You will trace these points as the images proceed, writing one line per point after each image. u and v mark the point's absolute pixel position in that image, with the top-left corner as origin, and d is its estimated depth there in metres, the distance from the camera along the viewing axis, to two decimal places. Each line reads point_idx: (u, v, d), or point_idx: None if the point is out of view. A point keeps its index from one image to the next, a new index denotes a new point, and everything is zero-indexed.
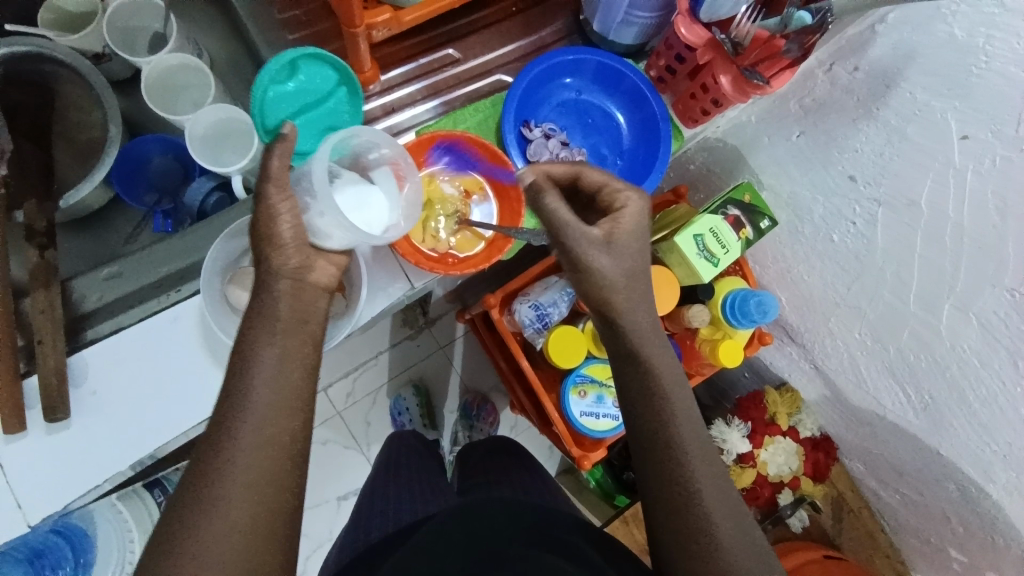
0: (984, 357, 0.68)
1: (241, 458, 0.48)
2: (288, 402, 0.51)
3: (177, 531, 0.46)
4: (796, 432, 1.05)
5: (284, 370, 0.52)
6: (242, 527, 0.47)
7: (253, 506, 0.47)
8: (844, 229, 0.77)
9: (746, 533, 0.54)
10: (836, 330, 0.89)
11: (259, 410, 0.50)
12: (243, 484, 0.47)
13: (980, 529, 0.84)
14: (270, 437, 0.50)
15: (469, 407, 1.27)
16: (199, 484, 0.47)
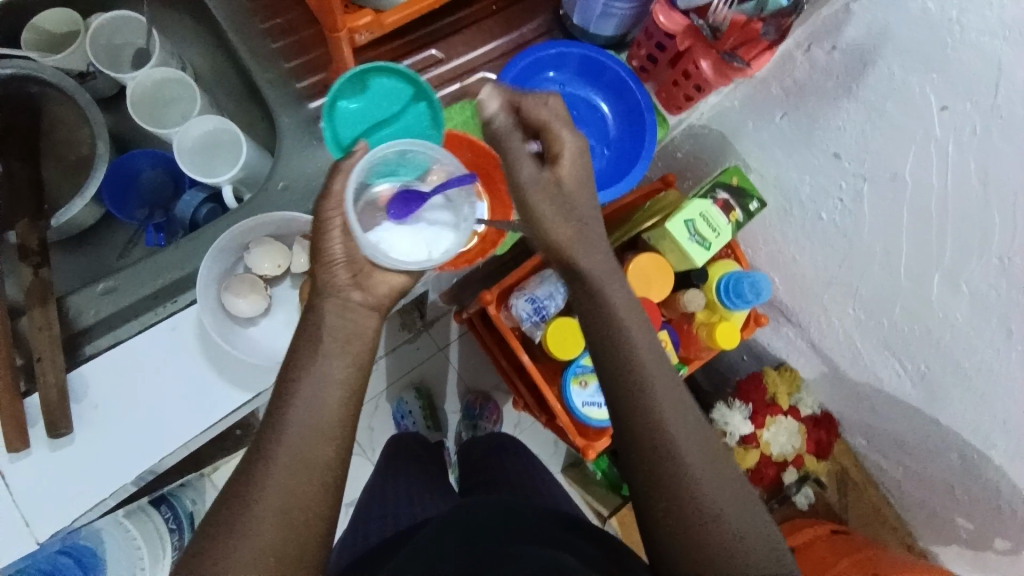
0: (976, 326, 0.69)
1: (275, 481, 0.51)
2: (323, 428, 0.53)
3: (219, 539, 0.49)
4: (796, 411, 1.07)
5: (324, 395, 0.55)
6: (270, 551, 0.49)
7: (284, 532, 0.50)
8: (831, 207, 0.77)
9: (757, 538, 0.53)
10: (830, 308, 0.89)
11: (296, 434, 0.53)
12: (277, 504, 0.50)
13: (983, 495, 0.85)
14: (304, 463, 0.52)
15: (470, 407, 1.31)
16: (237, 504, 0.50)
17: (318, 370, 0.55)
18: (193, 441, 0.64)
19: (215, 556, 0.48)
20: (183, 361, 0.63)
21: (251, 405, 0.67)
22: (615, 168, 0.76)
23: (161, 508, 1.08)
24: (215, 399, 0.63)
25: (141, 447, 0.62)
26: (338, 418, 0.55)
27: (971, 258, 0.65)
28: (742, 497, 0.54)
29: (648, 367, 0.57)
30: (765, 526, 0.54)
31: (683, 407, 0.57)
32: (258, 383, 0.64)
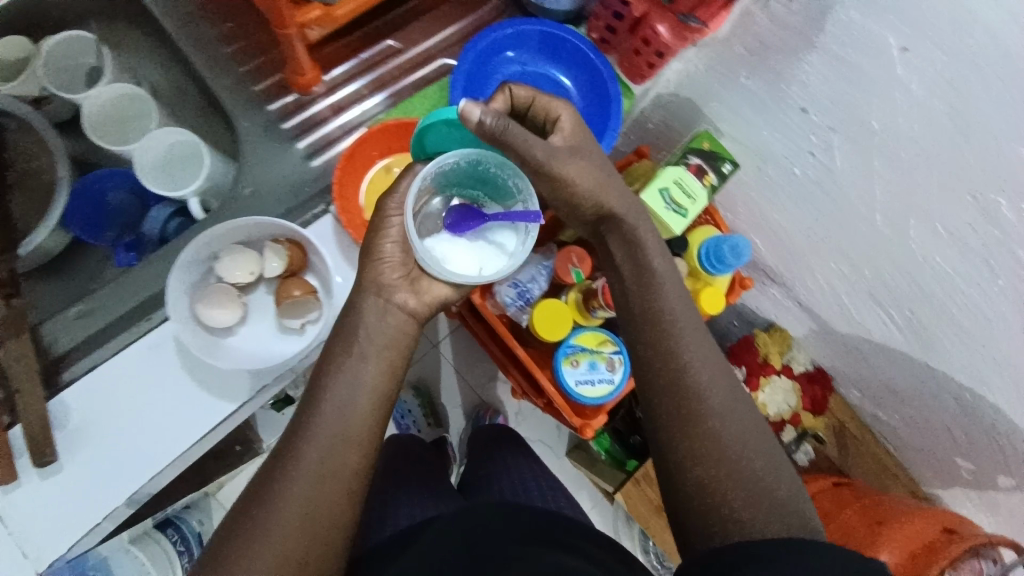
0: (959, 266, 0.70)
1: (300, 484, 0.53)
2: (348, 435, 0.56)
3: (244, 532, 0.51)
4: (789, 369, 1.08)
5: (350, 402, 0.57)
6: (291, 553, 0.50)
7: (303, 539, 0.51)
8: (805, 161, 0.77)
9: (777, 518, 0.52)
10: (814, 265, 0.90)
11: (324, 436, 0.55)
12: (300, 502, 0.52)
13: (982, 434, 0.86)
14: (328, 470, 0.54)
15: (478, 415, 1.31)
16: (260, 505, 0.52)
17: (343, 375, 0.58)
18: (183, 458, 0.63)
19: (234, 554, 0.50)
20: (163, 378, 0.62)
21: (239, 417, 0.65)
22: None
23: (167, 530, 1.10)
24: (199, 414, 0.62)
25: (131, 470, 0.61)
26: (362, 427, 0.57)
27: (947, 198, 0.65)
28: (774, 472, 0.55)
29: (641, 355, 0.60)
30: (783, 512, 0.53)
31: (737, 402, 0.58)
32: (241, 394, 0.62)
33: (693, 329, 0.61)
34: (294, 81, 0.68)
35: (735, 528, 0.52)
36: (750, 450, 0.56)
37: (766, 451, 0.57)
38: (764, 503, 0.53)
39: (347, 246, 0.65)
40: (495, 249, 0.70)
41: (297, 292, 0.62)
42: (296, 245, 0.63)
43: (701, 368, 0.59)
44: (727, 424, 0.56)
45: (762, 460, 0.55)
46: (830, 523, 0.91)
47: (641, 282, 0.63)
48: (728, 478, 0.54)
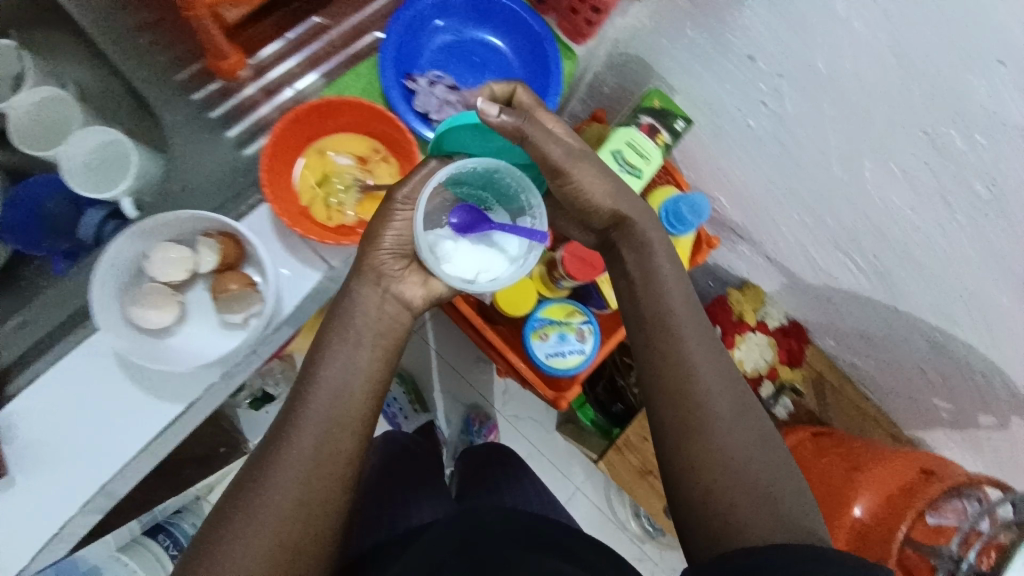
0: (916, 204, 0.68)
1: (291, 469, 0.50)
2: (344, 419, 0.54)
3: (233, 517, 0.48)
4: (765, 325, 1.06)
5: (346, 386, 0.55)
6: (281, 538, 0.48)
7: (295, 527, 0.49)
8: (757, 112, 0.74)
9: (769, 501, 0.51)
10: (777, 218, 0.88)
11: (316, 420, 0.53)
12: (291, 487, 0.50)
13: (957, 373, 0.86)
14: (323, 458, 0.52)
15: (470, 424, 1.31)
16: (252, 489, 0.49)
17: (338, 356, 0.56)
18: (138, 464, 0.62)
19: (221, 539, 0.48)
20: (105, 384, 0.60)
21: (189, 415, 0.64)
22: None
23: (159, 536, 1.09)
24: (146, 417, 0.61)
25: (83, 477, 0.59)
26: (357, 413, 0.55)
27: (899, 136, 0.63)
28: (767, 453, 0.54)
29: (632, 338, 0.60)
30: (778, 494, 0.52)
31: (747, 410, 0.56)
32: (187, 392, 0.61)
33: (702, 334, 0.58)
34: (216, 67, 0.64)
35: (725, 500, 0.51)
36: (759, 459, 0.53)
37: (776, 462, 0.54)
38: (771, 516, 0.50)
39: (285, 234, 0.62)
40: (499, 258, 0.64)
41: (234, 287, 0.59)
42: (227, 238, 0.59)
43: (707, 370, 0.56)
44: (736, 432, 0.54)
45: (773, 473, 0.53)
46: (811, 469, 0.91)
47: (632, 257, 0.61)
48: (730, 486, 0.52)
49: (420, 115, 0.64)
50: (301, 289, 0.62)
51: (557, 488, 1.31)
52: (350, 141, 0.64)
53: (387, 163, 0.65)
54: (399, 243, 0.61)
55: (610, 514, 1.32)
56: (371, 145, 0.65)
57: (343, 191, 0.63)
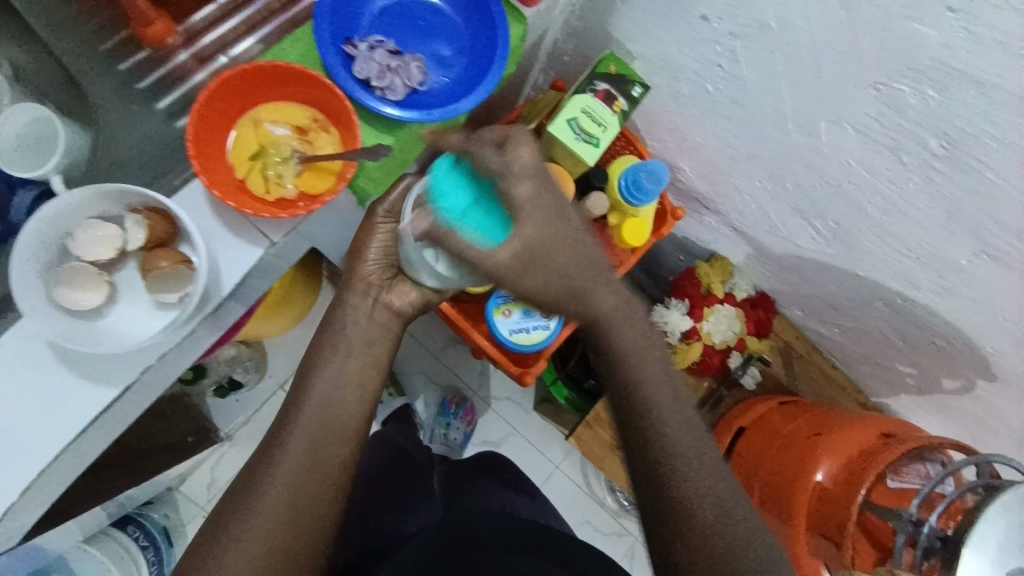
0: (872, 164, 0.67)
1: (285, 471, 0.58)
2: (331, 429, 0.63)
3: (233, 509, 0.56)
4: (733, 297, 1.05)
5: (331, 400, 0.65)
6: (274, 530, 0.55)
7: (283, 528, 0.56)
8: (715, 75, 0.72)
9: (726, 521, 0.55)
10: (740, 185, 0.86)
11: (307, 428, 0.62)
12: (284, 485, 0.57)
13: (919, 337, 0.86)
14: (310, 465, 0.59)
15: (446, 405, 1.28)
16: (253, 483, 0.57)
17: (327, 373, 0.66)
18: (79, 451, 0.59)
19: (224, 527, 0.55)
20: (36, 369, 0.57)
21: (129, 401, 0.61)
22: (469, 79, 0.67)
23: (129, 528, 1.09)
24: (82, 403, 0.58)
25: (17, 466, 0.56)
26: (344, 425, 0.63)
27: (852, 93, 0.62)
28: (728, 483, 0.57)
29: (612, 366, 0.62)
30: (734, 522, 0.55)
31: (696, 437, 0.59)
32: (124, 375, 0.58)
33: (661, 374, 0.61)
34: (145, 34, 0.61)
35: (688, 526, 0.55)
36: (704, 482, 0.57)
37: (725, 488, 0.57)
38: (705, 545, 0.54)
39: (222, 209, 0.59)
40: None
41: (165, 264, 0.57)
42: (156, 213, 0.57)
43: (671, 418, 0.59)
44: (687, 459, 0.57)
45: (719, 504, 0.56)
46: (757, 463, 0.91)
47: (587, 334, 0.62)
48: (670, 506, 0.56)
49: (360, 81, 0.61)
50: (240, 264, 0.60)
51: (534, 466, 1.31)
52: (289, 109, 0.61)
53: (327, 133, 0.61)
54: (385, 254, 0.72)
55: (588, 491, 1.31)
56: (310, 113, 0.62)
57: (281, 162, 0.59)
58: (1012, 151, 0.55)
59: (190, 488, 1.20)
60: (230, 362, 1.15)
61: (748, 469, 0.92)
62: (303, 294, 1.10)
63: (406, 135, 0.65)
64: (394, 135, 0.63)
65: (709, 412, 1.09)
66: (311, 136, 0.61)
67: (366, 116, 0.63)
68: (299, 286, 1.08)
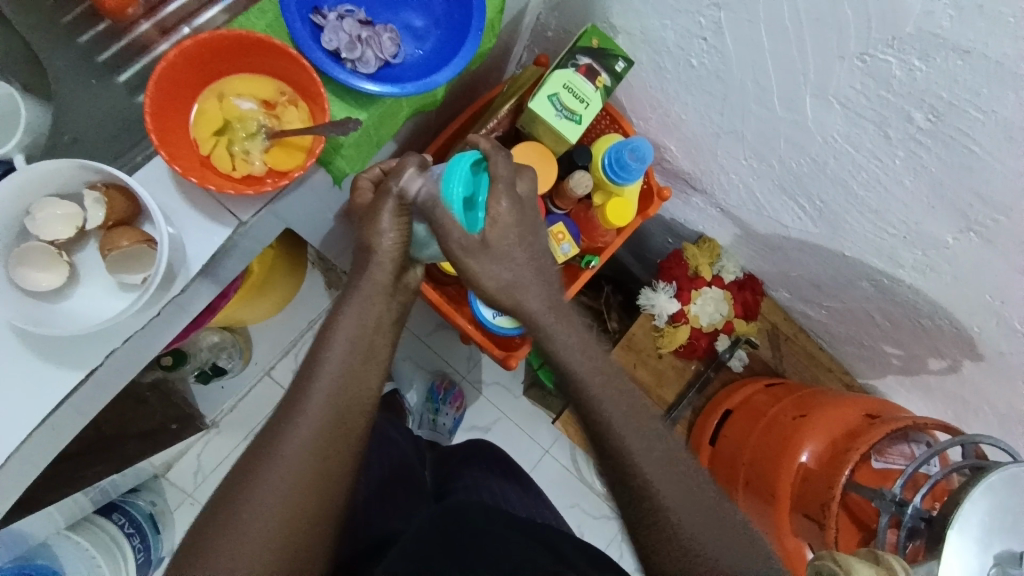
0: (857, 140, 0.66)
1: (304, 433, 0.55)
2: (345, 415, 0.58)
3: (253, 469, 0.53)
4: (721, 279, 1.04)
5: (347, 381, 0.59)
6: (295, 492, 0.53)
7: (290, 519, 0.52)
8: (698, 49, 0.70)
9: (694, 498, 0.56)
10: (726, 164, 0.85)
11: (324, 389, 0.58)
12: (305, 446, 0.55)
13: (904, 317, 0.85)
14: (321, 453, 0.55)
15: (434, 390, 1.28)
16: (272, 444, 0.55)
17: (340, 352, 0.60)
18: (47, 437, 0.58)
19: (245, 487, 0.53)
20: None
21: (96, 384, 0.59)
22: (444, 51, 0.65)
23: (114, 515, 1.07)
24: (47, 387, 0.56)
25: None
26: (354, 412, 0.59)
27: (836, 66, 0.60)
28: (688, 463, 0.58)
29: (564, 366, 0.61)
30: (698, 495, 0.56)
31: (648, 438, 0.58)
32: (90, 358, 0.57)
33: (604, 379, 0.60)
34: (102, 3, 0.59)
35: (661, 510, 0.55)
36: (666, 474, 0.56)
37: (683, 490, 0.56)
38: (658, 537, 0.54)
39: (187, 187, 0.57)
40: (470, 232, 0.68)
41: (125, 243, 0.55)
42: (114, 190, 0.55)
43: (614, 406, 0.58)
44: (638, 460, 0.56)
45: (679, 494, 0.55)
46: (740, 445, 0.93)
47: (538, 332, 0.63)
48: (627, 501, 0.57)
49: (330, 53, 0.59)
50: (208, 243, 0.58)
51: (522, 450, 1.30)
52: (255, 82, 0.59)
53: (295, 107, 0.59)
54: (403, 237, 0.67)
55: (577, 475, 1.31)
56: (278, 87, 0.59)
57: (247, 138, 0.58)
58: (998, 124, 0.54)
59: (176, 475, 1.18)
60: (215, 348, 1.13)
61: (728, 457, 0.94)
62: (286, 277, 1.08)
63: (379, 112, 0.62)
64: (367, 110, 0.61)
65: (696, 395, 1.07)
66: (278, 110, 0.59)
67: (337, 90, 0.61)
68: (281, 269, 1.05)
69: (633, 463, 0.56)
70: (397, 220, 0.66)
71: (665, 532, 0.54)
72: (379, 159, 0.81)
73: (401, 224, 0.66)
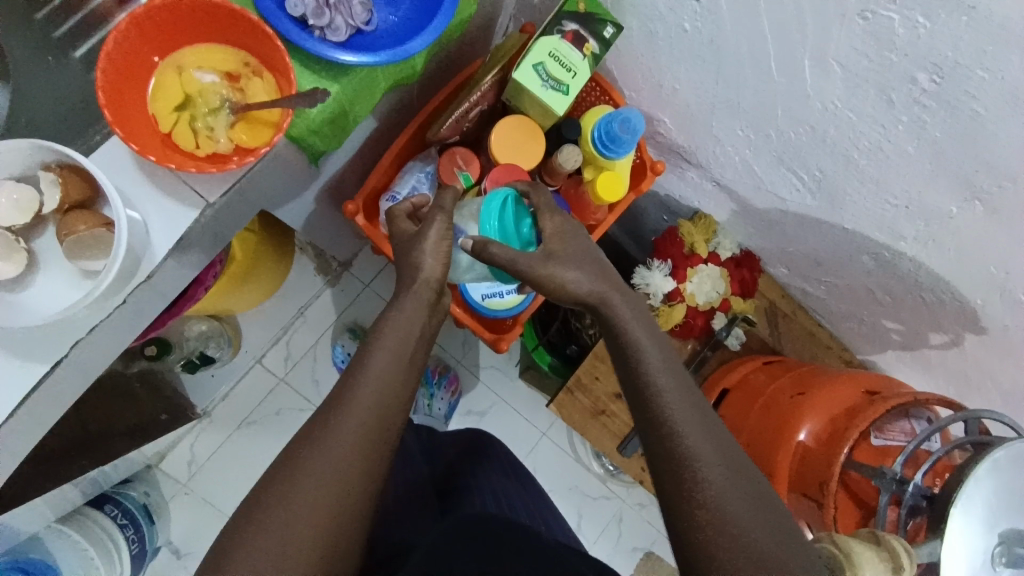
0: (857, 106, 0.63)
1: (349, 427, 0.52)
2: (380, 427, 0.54)
3: (295, 461, 0.50)
4: (716, 257, 1.01)
5: (388, 389, 0.55)
6: (335, 487, 0.50)
7: (327, 513, 0.49)
8: (691, 13, 0.67)
9: (749, 487, 0.51)
10: (721, 136, 0.81)
11: (374, 381, 0.55)
12: (348, 439, 0.52)
13: (904, 292, 0.83)
14: (358, 456, 0.51)
15: (429, 375, 1.23)
16: (314, 435, 0.52)
17: (389, 347, 0.57)
18: (14, 433, 0.55)
19: (283, 478, 0.50)
20: None
21: (63, 376, 0.57)
22: (420, 16, 0.61)
23: (106, 507, 1.03)
24: (10, 381, 0.54)
25: None
26: (389, 423, 0.54)
27: (836, 25, 0.57)
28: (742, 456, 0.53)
29: (627, 337, 0.59)
30: (760, 486, 0.52)
31: (693, 414, 0.54)
32: (56, 349, 0.54)
33: (665, 355, 0.58)
34: None
35: (708, 494, 0.50)
36: (713, 465, 0.51)
37: (739, 477, 0.51)
38: (697, 525, 0.50)
39: (153, 168, 0.54)
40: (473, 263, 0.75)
41: (82, 228, 0.52)
42: (69, 171, 0.52)
43: (669, 387, 0.55)
44: (692, 438, 0.53)
45: (729, 483, 0.51)
46: (739, 420, 0.90)
47: (595, 310, 0.61)
48: (674, 488, 0.52)
49: (297, 22, 0.56)
50: (175, 227, 0.56)
51: (519, 435, 1.28)
52: (216, 54, 0.55)
53: (260, 79, 0.56)
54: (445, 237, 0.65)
55: (574, 458, 1.29)
56: (241, 58, 0.56)
57: (210, 113, 0.54)
58: (1004, 84, 0.51)
59: (170, 465, 1.16)
60: (203, 337, 1.12)
61: (734, 427, 0.90)
62: (272, 262, 1.05)
63: (354, 84, 0.59)
64: (339, 82, 0.58)
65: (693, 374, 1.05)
66: (242, 83, 0.56)
67: (306, 60, 0.57)
68: (266, 254, 1.02)
69: (686, 434, 0.53)
70: (440, 245, 0.64)
71: (710, 519, 0.49)
72: (359, 137, 0.77)
73: (443, 247, 0.64)
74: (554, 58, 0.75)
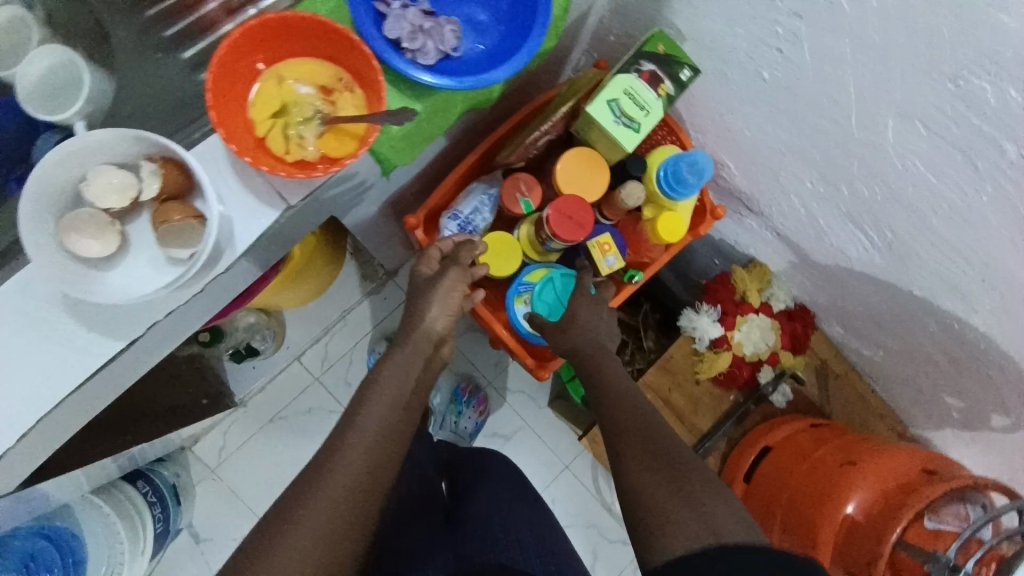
0: (938, 167, 0.61)
1: (347, 466, 0.57)
2: (376, 470, 0.58)
3: (297, 497, 0.55)
4: (769, 307, 0.99)
5: (385, 435, 0.61)
6: (333, 525, 0.53)
7: (324, 548, 0.53)
8: (771, 61, 0.67)
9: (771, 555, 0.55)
10: (788, 186, 0.81)
11: (370, 425, 0.60)
12: (345, 480, 0.56)
13: (971, 367, 0.78)
14: (354, 497, 0.56)
15: (459, 393, 1.25)
16: (316, 473, 0.56)
17: (386, 396, 0.63)
18: (78, 404, 0.58)
19: (289, 514, 0.54)
20: (40, 316, 0.55)
21: (129, 356, 0.59)
22: (505, 45, 0.63)
23: (138, 483, 1.05)
24: (82, 355, 0.56)
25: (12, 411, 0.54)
26: (386, 465, 0.59)
27: (922, 85, 0.56)
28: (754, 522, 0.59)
29: None
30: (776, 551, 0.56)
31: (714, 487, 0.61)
32: (128, 330, 0.57)
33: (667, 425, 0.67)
34: None
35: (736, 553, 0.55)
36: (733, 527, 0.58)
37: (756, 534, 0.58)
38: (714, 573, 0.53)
39: (241, 168, 0.57)
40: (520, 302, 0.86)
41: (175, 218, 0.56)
42: (170, 163, 0.55)
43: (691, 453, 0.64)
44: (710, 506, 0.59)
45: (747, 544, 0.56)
46: (779, 483, 0.87)
47: None
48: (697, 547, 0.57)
49: (390, 42, 0.58)
50: (253, 226, 0.58)
51: (544, 464, 1.27)
52: (315, 69, 0.59)
53: (351, 93, 0.58)
54: (451, 290, 0.73)
55: (598, 495, 1.27)
56: (336, 73, 0.59)
57: (302, 123, 0.57)
58: None
59: (203, 450, 1.18)
60: (250, 329, 1.15)
61: (762, 494, 0.88)
62: (325, 266, 1.09)
63: (432, 105, 0.61)
64: (422, 101, 0.60)
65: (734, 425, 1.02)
66: (334, 97, 0.58)
67: (392, 78, 0.60)
68: (320, 258, 1.05)
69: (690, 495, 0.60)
70: (448, 296, 0.73)
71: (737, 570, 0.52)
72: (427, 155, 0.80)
73: (451, 298, 0.73)
74: (630, 95, 0.75)
